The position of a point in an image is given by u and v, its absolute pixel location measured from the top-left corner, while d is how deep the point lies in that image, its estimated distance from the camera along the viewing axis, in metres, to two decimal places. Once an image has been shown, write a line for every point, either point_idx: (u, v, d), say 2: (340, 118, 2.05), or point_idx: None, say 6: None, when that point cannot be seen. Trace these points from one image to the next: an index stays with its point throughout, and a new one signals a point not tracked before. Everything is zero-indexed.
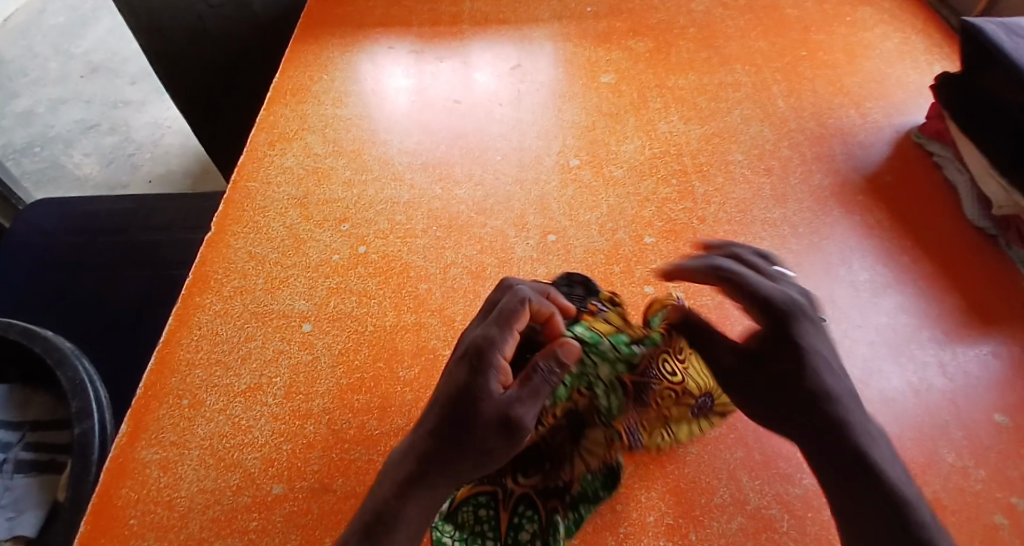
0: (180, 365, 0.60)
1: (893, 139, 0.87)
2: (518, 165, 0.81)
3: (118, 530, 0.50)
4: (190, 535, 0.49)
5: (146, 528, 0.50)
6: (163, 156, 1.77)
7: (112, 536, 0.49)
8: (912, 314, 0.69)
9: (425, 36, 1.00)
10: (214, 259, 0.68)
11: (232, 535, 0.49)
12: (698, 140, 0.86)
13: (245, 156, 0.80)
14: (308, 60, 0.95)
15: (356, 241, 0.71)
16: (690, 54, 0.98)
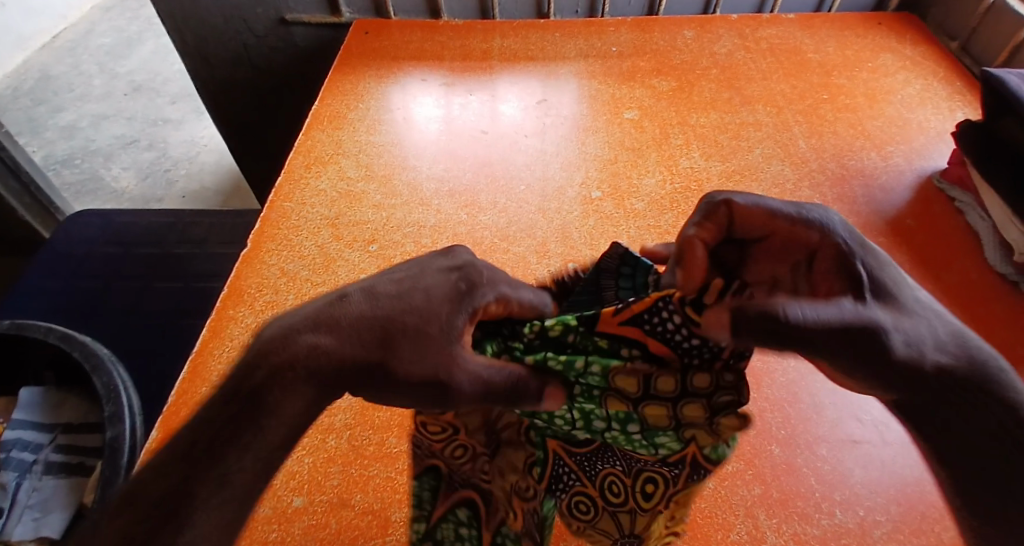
0: (211, 375, 0.62)
1: (913, 183, 0.88)
2: (541, 195, 0.83)
3: None
4: None
5: None
6: (197, 172, 1.83)
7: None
8: None
9: (457, 69, 1.04)
10: (248, 274, 0.71)
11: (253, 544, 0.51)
12: (719, 177, 0.87)
13: (282, 177, 0.83)
14: (344, 89, 0.99)
15: (383, 261, 0.73)
16: (712, 94, 1.01)
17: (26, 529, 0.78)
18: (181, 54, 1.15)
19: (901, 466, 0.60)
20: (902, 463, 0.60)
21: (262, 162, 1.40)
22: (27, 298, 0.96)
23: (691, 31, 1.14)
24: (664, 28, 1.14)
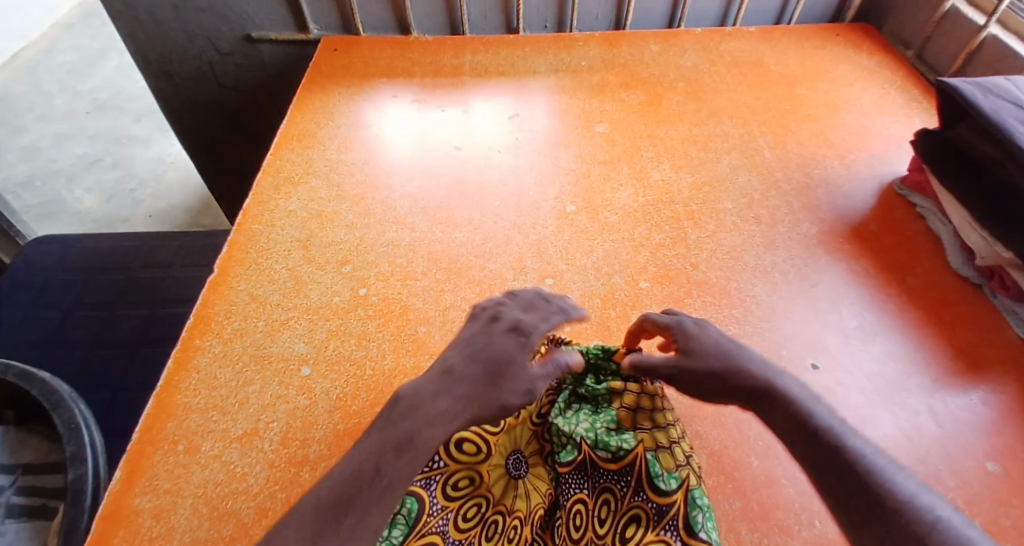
0: (177, 410, 0.60)
1: (876, 190, 0.90)
2: (516, 210, 0.83)
3: None
4: None
5: None
6: (164, 191, 1.79)
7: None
8: (902, 362, 0.70)
9: (426, 85, 1.04)
10: (215, 301, 0.69)
11: None
12: (690, 188, 0.89)
13: (250, 200, 0.81)
14: (312, 106, 0.98)
15: (357, 282, 0.72)
16: (680, 106, 1.03)
17: None
18: (145, 75, 1.13)
19: None
20: None
21: (232, 181, 1.37)
22: None
23: (657, 44, 1.16)
24: (631, 42, 1.16)
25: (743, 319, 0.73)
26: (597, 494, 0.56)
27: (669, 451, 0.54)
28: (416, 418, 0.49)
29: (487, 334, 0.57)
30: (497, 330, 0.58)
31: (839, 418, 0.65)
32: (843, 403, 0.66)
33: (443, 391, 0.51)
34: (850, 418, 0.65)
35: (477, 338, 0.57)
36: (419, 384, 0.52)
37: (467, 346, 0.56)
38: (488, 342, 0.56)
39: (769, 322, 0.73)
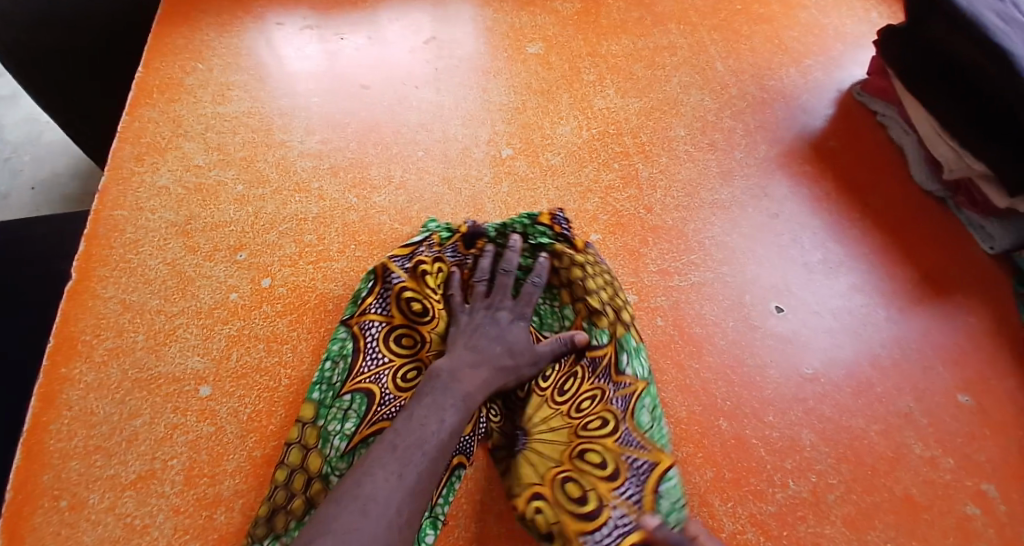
0: (50, 459, 0.48)
1: (836, 99, 0.82)
2: (443, 160, 0.72)
3: None
4: None
5: None
6: (42, 156, 1.53)
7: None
8: (870, 293, 0.64)
9: (321, 9, 0.87)
10: (79, 315, 0.56)
11: None
12: (638, 115, 0.78)
13: (107, 176, 0.66)
14: (178, 47, 0.80)
15: (259, 272, 0.60)
16: (620, 15, 0.90)
17: None
18: None
19: (846, 417, 0.55)
20: (849, 414, 0.56)
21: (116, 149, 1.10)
22: None
23: None
24: None
25: (704, 265, 0.65)
26: (567, 367, 0.53)
27: (602, 312, 0.55)
28: (428, 411, 0.44)
29: (497, 321, 0.53)
30: (503, 317, 0.53)
31: (807, 364, 0.59)
32: (809, 346, 0.60)
33: (459, 378, 0.47)
34: (817, 362, 0.59)
35: (484, 325, 0.52)
36: (444, 365, 0.49)
37: (472, 337, 0.51)
38: (503, 332, 0.52)
39: (731, 266, 0.65)
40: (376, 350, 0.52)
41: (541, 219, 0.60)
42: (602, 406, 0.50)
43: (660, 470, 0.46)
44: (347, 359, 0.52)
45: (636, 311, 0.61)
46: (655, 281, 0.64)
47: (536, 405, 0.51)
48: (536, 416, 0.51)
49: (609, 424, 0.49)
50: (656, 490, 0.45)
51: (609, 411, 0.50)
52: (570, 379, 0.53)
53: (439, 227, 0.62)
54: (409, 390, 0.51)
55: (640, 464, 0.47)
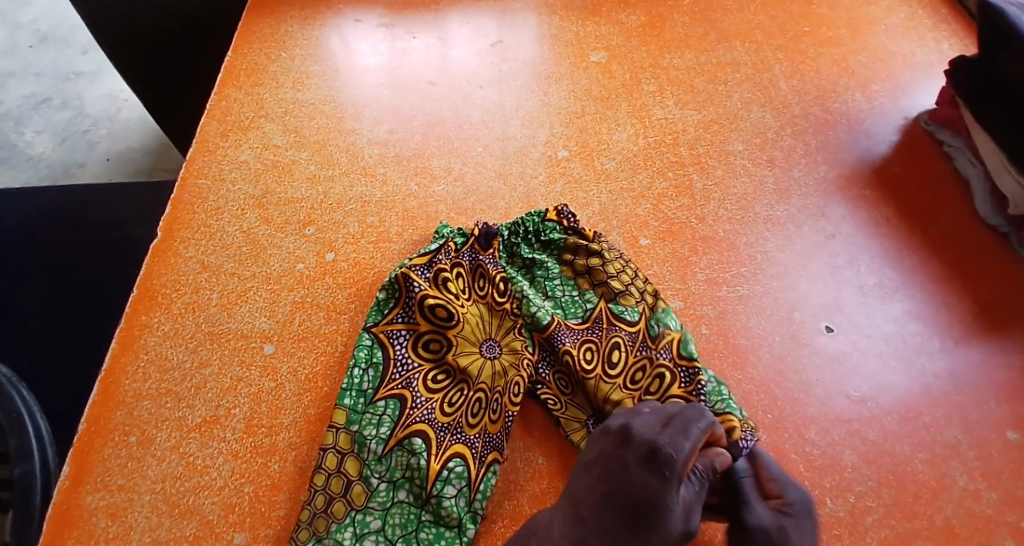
0: (125, 397, 0.52)
1: (900, 126, 0.81)
2: (502, 157, 0.74)
3: None
4: None
5: None
6: (120, 133, 1.63)
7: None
8: (922, 320, 0.63)
9: (397, 7, 0.92)
10: (160, 271, 0.61)
11: None
12: (696, 128, 0.79)
13: (194, 148, 0.72)
14: (264, 35, 0.86)
15: (323, 247, 0.64)
16: (685, 29, 0.92)
17: None
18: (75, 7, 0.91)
19: (890, 441, 0.55)
20: (893, 439, 0.55)
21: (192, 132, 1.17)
22: None
23: None
24: None
25: (753, 278, 0.66)
26: (607, 346, 0.55)
27: (628, 293, 0.58)
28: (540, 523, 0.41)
29: (625, 461, 0.39)
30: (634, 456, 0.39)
31: (852, 385, 0.58)
32: (855, 366, 0.59)
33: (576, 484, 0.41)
34: (864, 384, 0.58)
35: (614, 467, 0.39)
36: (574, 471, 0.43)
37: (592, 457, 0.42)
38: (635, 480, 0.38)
39: (780, 280, 0.66)
40: (405, 356, 0.53)
41: (548, 215, 0.63)
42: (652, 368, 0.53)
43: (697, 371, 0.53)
44: (377, 367, 0.53)
45: (680, 316, 0.62)
46: (703, 289, 0.64)
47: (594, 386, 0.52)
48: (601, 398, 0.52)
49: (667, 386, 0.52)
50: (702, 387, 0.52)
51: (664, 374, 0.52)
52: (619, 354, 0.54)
53: (454, 233, 0.63)
54: (440, 391, 0.52)
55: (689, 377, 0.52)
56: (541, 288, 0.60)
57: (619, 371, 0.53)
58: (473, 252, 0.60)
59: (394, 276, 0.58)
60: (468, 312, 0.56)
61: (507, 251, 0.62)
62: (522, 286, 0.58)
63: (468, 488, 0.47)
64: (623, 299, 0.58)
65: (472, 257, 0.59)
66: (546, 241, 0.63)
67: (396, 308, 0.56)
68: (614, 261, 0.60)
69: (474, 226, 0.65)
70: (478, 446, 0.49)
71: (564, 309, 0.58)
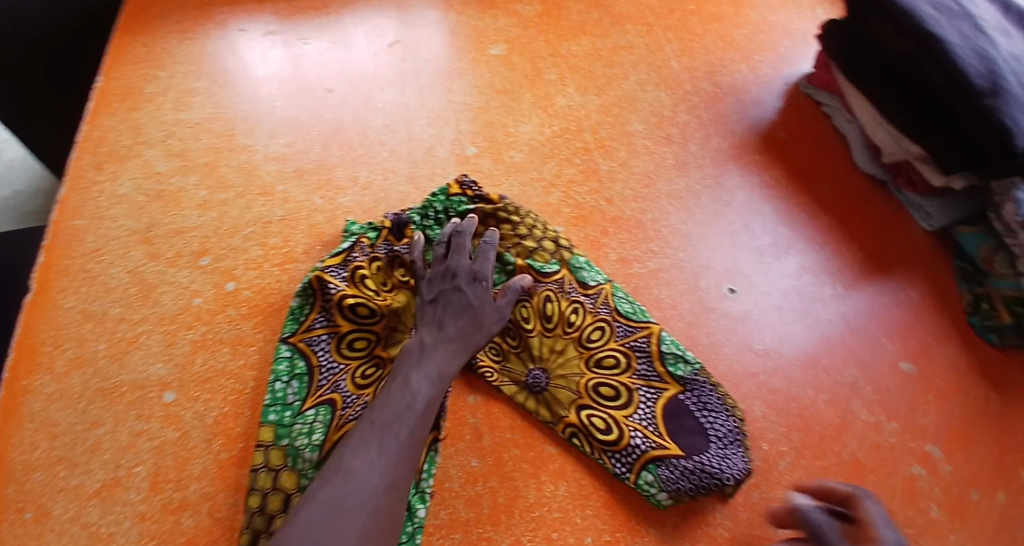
0: (10, 472, 0.47)
1: (787, 92, 0.85)
2: (408, 160, 0.72)
3: None
4: None
5: None
6: (1, 174, 1.49)
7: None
8: (816, 272, 0.67)
9: (282, 13, 0.88)
10: (38, 326, 0.55)
11: None
12: (598, 112, 0.80)
13: (66, 186, 0.66)
14: (136, 55, 0.80)
15: (222, 276, 0.60)
16: (580, 16, 0.93)
17: None
18: None
19: (805, 392, 0.57)
20: (797, 385, 0.57)
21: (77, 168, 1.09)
22: None
23: None
24: None
25: (665, 254, 0.67)
26: (566, 301, 0.58)
27: (541, 249, 0.62)
28: (400, 382, 0.44)
29: (457, 288, 0.51)
30: (461, 282, 0.52)
31: (758, 340, 0.60)
32: (762, 324, 0.62)
33: (428, 353, 0.47)
34: (767, 338, 0.61)
35: (449, 299, 0.51)
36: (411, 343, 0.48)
37: (436, 329, 0.49)
38: (468, 300, 0.50)
39: (690, 253, 0.67)
40: (329, 360, 0.53)
41: (450, 188, 0.64)
42: (610, 338, 0.56)
43: (656, 339, 0.56)
44: (302, 378, 0.51)
45: None
46: (618, 269, 0.65)
47: (538, 344, 0.56)
48: (552, 357, 0.56)
49: (622, 360, 0.55)
50: (662, 353, 0.55)
51: (624, 350, 0.56)
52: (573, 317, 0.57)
53: (363, 229, 0.62)
54: (370, 388, 0.52)
55: (642, 343, 0.56)
56: None
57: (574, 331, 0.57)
58: (388, 244, 0.60)
59: (308, 278, 0.56)
60: (392, 302, 0.56)
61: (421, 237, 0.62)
62: None
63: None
64: (540, 256, 0.61)
65: (387, 249, 0.60)
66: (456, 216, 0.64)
67: (314, 311, 0.55)
68: (522, 226, 0.63)
69: (382, 218, 0.64)
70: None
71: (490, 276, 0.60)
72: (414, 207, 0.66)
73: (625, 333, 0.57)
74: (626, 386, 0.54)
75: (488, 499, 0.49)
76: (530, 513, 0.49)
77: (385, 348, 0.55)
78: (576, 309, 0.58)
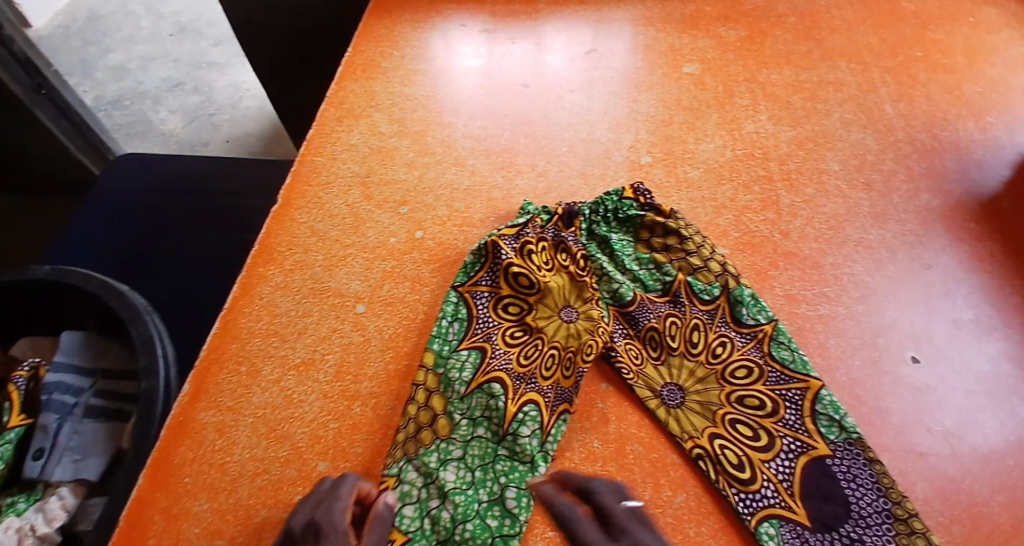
0: (241, 333, 0.59)
1: (1014, 159, 0.77)
2: (585, 158, 0.77)
3: (174, 488, 0.50)
4: (239, 501, 0.49)
5: (200, 488, 0.50)
6: (240, 117, 1.80)
7: (169, 492, 0.50)
8: (1020, 362, 0.60)
9: (499, 13, 0.97)
10: (278, 233, 0.67)
11: (278, 506, 0.49)
12: (788, 144, 0.79)
13: (313, 130, 0.79)
14: (380, 34, 0.94)
15: (414, 225, 0.68)
16: (787, 47, 0.91)
17: (63, 472, 0.71)
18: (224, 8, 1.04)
19: (970, 480, 0.52)
20: (973, 478, 0.52)
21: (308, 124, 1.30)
22: (80, 238, 0.95)
23: None
24: None
25: (837, 299, 0.64)
26: (716, 333, 0.59)
27: (704, 269, 0.63)
28: None
29: None
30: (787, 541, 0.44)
31: (936, 419, 0.56)
32: (940, 402, 0.57)
33: None
34: (948, 420, 0.56)
35: None
36: None
37: None
38: None
39: (866, 305, 0.64)
40: (487, 315, 0.59)
41: (625, 193, 0.68)
42: (759, 380, 0.56)
43: (812, 394, 0.54)
44: (462, 321, 0.58)
45: None
46: (781, 304, 0.64)
47: (682, 365, 0.58)
48: (696, 381, 0.57)
49: (770, 404, 0.55)
50: (814, 410, 0.54)
51: (771, 395, 0.55)
52: (722, 348, 0.58)
53: (538, 210, 0.68)
54: (517, 346, 0.57)
55: (794, 394, 0.55)
56: (620, 262, 0.64)
57: (720, 362, 0.57)
58: (558, 229, 0.65)
59: (484, 241, 0.63)
60: (550, 280, 0.60)
61: (587, 229, 0.67)
62: (605, 263, 0.64)
63: (540, 430, 0.52)
64: (701, 276, 0.63)
65: (557, 234, 0.64)
66: (623, 219, 0.68)
67: (483, 269, 0.62)
68: (689, 242, 0.65)
69: (556, 205, 0.69)
70: (549, 396, 0.54)
71: (644, 283, 0.63)
72: (587, 202, 0.70)
73: (777, 378, 0.56)
74: (766, 429, 0.53)
75: (605, 482, 0.52)
76: (644, 509, 0.50)
77: (534, 318, 0.60)
78: (724, 341, 0.58)
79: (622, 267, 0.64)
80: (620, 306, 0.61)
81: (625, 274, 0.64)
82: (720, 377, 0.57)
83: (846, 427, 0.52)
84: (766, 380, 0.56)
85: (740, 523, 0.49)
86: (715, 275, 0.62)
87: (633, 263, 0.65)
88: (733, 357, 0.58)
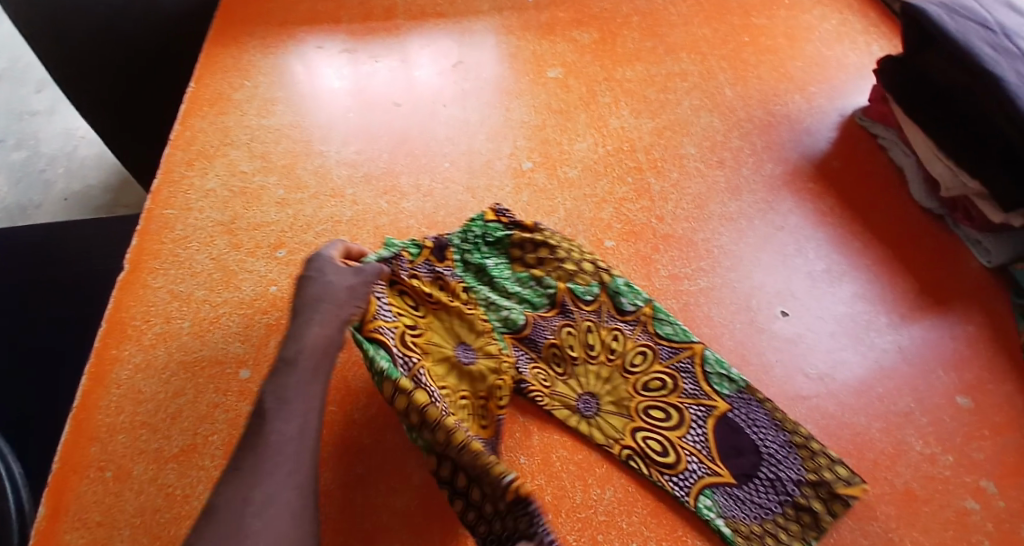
0: (99, 433, 0.52)
1: (838, 123, 0.87)
2: (467, 171, 0.77)
3: None
4: None
5: None
6: (78, 169, 1.61)
7: None
8: (871, 301, 0.68)
9: (356, 33, 0.95)
10: (130, 302, 0.61)
11: None
12: (651, 134, 0.84)
13: (160, 179, 0.72)
14: (227, 65, 0.87)
15: (295, 268, 0.65)
16: (635, 44, 0.97)
17: None
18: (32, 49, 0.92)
19: (849, 415, 0.58)
20: (852, 413, 0.58)
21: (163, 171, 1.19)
22: None
23: None
24: None
25: (713, 271, 0.69)
26: (607, 329, 0.62)
27: (580, 273, 0.65)
28: None
29: None
30: None
31: (810, 364, 0.62)
32: (814, 349, 0.63)
33: None
34: (821, 364, 0.62)
35: None
36: None
37: None
38: None
39: (738, 273, 0.69)
40: None
41: (488, 216, 0.67)
42: (654, 362, 0.59)
43: (700, 361, 0.59)
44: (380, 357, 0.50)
45: None
46: (667, 285, 0.67)
47: (587, 373, 0.59)
48: (603, 382, 0.59)
49: (669, 383, 0.58)
50: (706, 375, 0.58)
51: (668, 372, 0.58)
52: (614, 344, 0.61)
53: (404, 245, 0.64)
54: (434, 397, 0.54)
55: (685, 365, 0.59)
56: (501, 288, 0.65)
57: (618, 358, 0.60)
58: (432, 268, 0.63)
59: None
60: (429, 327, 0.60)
61: (461, 261, 0.66)
62: (486, 294, 0.64)
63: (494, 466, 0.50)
64: (579, 281, 0.65)
65: (431, 274, 0.63)
66: (492, 242, 0.67)
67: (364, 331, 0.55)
68: (558, 252, 0.66)
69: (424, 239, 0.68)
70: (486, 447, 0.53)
71: (530, 301, 0.64)
72: (455, 232, 0.69)
73: (668, 355, 0.59)
74: (673, 406, 0.56)
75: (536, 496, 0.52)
76: (577, 513, 0.51)
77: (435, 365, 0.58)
78: (615, 335, 0.61)
79: (505, 292, 0.65)
80: (514, 333, 0.62)
81: (511, 298, 0.64)
82: (621, 371, 0.59)
83: (733, 379, 0.57)
84: (660, 362, 0.59)
85: (681, 508, 0.51)
86: (591, 276, 0.65)
87: (514, 285, 0.65)
88: (628, 348, 0.61)
